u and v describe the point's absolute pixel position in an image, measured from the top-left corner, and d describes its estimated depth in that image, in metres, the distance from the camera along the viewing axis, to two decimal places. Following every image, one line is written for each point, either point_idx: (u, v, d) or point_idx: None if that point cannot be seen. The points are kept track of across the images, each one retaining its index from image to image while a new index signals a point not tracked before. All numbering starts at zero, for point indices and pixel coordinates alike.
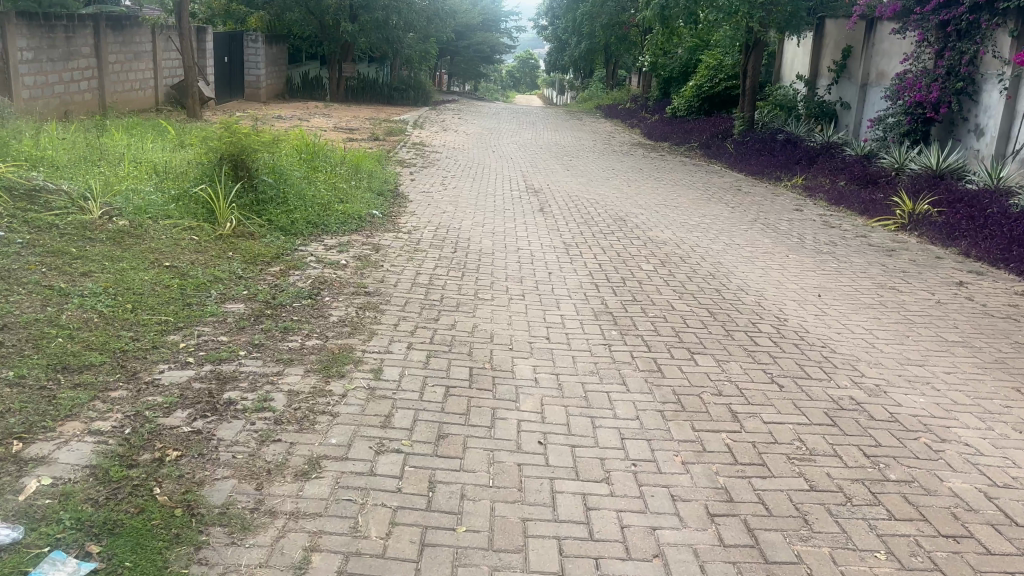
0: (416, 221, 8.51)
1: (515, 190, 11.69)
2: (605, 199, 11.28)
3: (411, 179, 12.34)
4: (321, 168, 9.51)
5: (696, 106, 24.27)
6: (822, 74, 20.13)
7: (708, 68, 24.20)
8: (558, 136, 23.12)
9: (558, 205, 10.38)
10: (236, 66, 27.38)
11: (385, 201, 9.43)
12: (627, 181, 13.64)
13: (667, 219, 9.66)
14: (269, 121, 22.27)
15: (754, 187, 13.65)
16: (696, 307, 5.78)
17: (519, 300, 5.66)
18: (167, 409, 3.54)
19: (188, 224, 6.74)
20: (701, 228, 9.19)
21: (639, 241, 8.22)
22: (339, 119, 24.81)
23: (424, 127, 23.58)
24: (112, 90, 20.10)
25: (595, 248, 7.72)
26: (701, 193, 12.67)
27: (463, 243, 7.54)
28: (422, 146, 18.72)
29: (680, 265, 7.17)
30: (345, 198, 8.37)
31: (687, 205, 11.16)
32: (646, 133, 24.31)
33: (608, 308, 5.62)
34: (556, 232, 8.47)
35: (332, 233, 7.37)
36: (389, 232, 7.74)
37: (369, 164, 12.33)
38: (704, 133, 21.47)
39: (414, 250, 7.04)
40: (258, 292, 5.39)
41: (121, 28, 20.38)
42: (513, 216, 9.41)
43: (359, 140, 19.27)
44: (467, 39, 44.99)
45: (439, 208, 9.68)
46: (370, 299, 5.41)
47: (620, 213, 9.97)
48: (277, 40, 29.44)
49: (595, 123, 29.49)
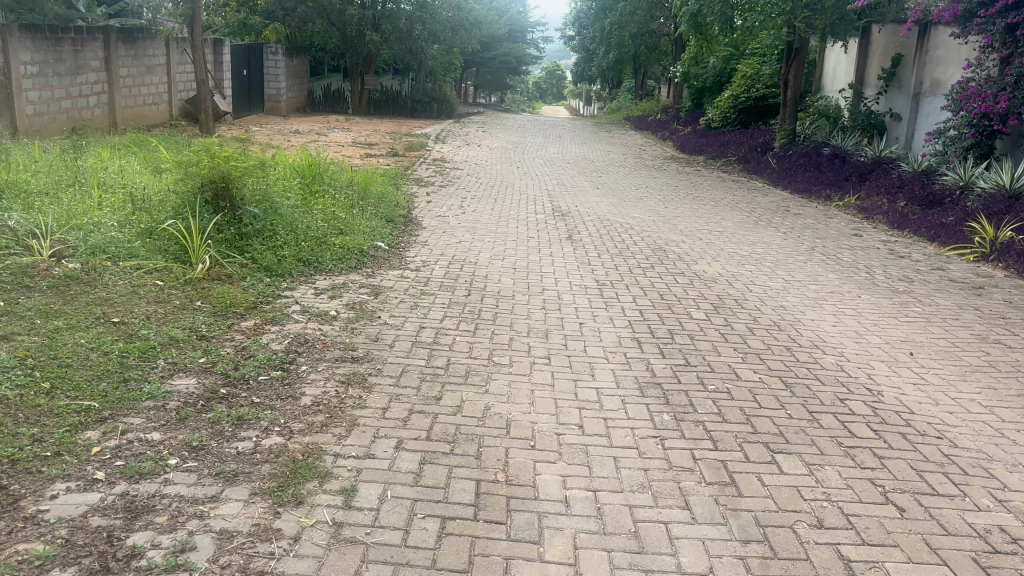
0: (427, 255, 7.48)
1: (540, 214, 10.61)
2: (640, 223, 10.16)
3: (427, 202, 11.31)
4: (323, 193, 8.49)
5: (732, 117, 23.06)
6: (869, 82, 18.85)
7: (744, 77, 23.00)
8: (586, 150, 22.03)
9: (589, 232, 9.27)
10: (256, 80, 26.71)
11: (394, 230, 8.39)
12: (662, 201, 12.51)
13: (713, 249, 8.51)
14: (286, 137, 21.45)
15: (804, 207, 12.46)
16: (765, 374, 4.64)
17: (544, 368, 4.55)
18: (39, 568, 2.48)
19: (154, 265, 5.72)
20: (753, 260, 8.03)
21: (683, 278, 7.07)
22: (359, 133, 23.93)
23: (446, 142, 22.61)
24: (124, 105, 19.35)
25: (633, 289, 6.59)
26: (747, 215, 11.48)
27: (480, 284, 6.46)
28: (443, 162, 17.72)
29: (736, 312, 6.01)
30: (346, 228, 7.33)
31: (733, 230, 10.00)
32: (679, 147, 23.14)
33: (655, 378, 4.49)
34: (587, 267, 7.37)
35: (327, 273, 6.34)
36: (394, 270, 6.69)
37: (382, 184, 11.30)
38: (742, 146, 20.28)
39: (421, 294, 5.97)
40: (219, 360, 4.33)
41: (133, 41, 19.66)
42: (539, 245, 8.33)
43: (377, 156, 18.31)
44: (493, 51, 44.06)
45: (455, 236, 8.64)
46: (357, 369, 4.32)
47: (659, 241, 8.86)
48: (297, 52, 28.71)
49: (625, 135, 28.36)
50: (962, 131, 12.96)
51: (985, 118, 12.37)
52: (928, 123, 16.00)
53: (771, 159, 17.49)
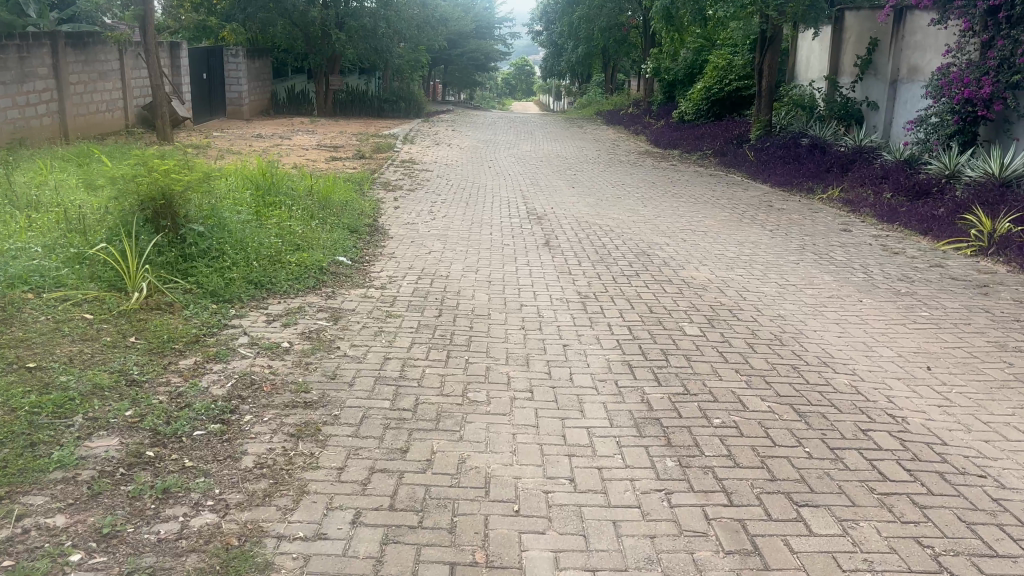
0: (393, 269, 6.90)
1: (514, 217, 10.06)
2: (619, 225, 9.65)
3: (395, 208, 10.72)
4: (279, 206, 7.89)
5: (705, 109, 22.66)
6: (844, 70, 18.49)
7: (716, 68, 22.62)
8: (559, 147, 21.51)
9: (566, 237, 8.75)
10: (216, 83, 25.91)
11: (357, 242, 7.81)
12: (639, 200, 12.03)
13: (698, 251, 8.01)
14: (248, 142, 20.73)
15: (787, 202, 12.03)
16: (773, 401, 4.13)
17: (525, 404, 4.00)
18: None
19: (83, 295, 5.10)
20: (742, 263, 7.55)
21: (670, 287, 6.55)
22: (325, 136, 23.24)
23: (415, 142, 21.99)
24: (76, 114, 18.52)
25: (617, 301, 6.06)
26: (729, 212, 11.02)
27: (451, 302, 5.90)
28: (411, 164, 17.13)
29: (731, 325, 5.50)
30: (303, 243, 6.74)
31: (717, 230, 9.53)
32: (652, 141, 22.71)
33: (651, 411, 3.95)
34: (567, 277, 6.83)
35: (281, 296, 5.75)
36: (357, 289, 6.10)
37: (346, 191, 10.70)
38: (717, 139, 19.88)
39: (386, 317, 5.41)
40: (149, 412, 3.72)
41: (84, 46, 18.83)
42: (514, 253, 7.78)
43: (342, 160, 17.67)
44: (460, 47, 43.41)
45: (424, 247, 8.07)
46: (311, 416, 3.74)
47: (642, 244, 8.35)
48: (258, 54, 27.91)
49: (598, 130, 27.89)
50: (944, 118, 12.59)
51: (968, 103, 11.99)
52: (907, 110, 15.65)
53: (747, 152, 17.08)
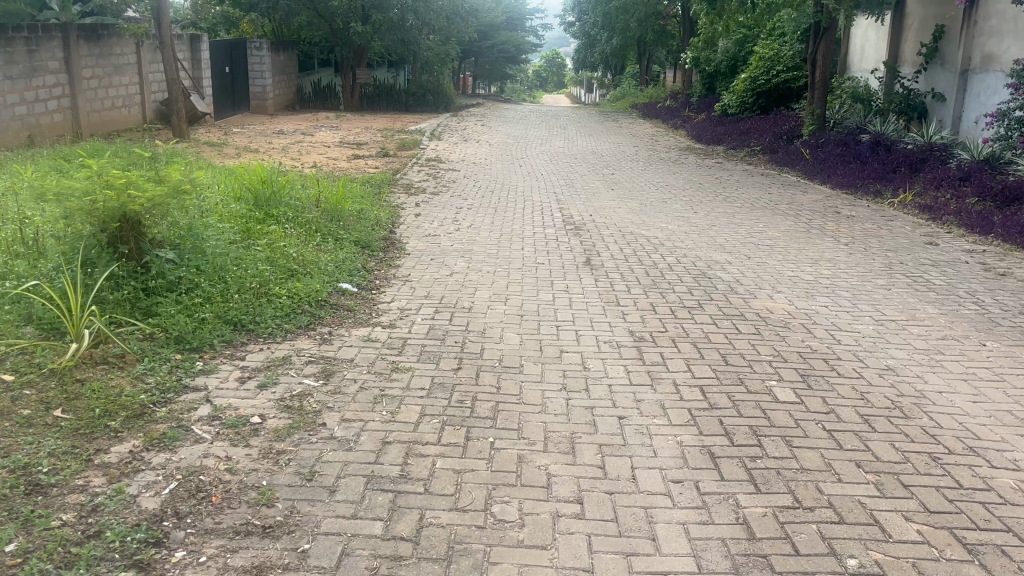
0: (408, 298, 5.79)
1: (549, 228, 8.90)
2: (668, 236, 8.47)
3: (416, 216, 9.59)
4: (277, 222, 6.81)
5: (751, 101, 21.27)
6: (906, 59, 17.03)
7: (762, 58, 21.20)
8: (594, 143, 20.29)
9: (609, 252, 7.58)
10: (239, 76, 25.03)
11: (365, 262, 6.71)
12: (688, 204, 10.79)
13: (767, 273, 6.80)
14: (268, 139, 19.79)
15: (854, 207, 10.72)
16: (925, 523, 2.93)
17: (573, 526, 2.86)
18: None
19: (8, 347, 4.03)
20: (823, 290, 6.33)
21: (742, 325, 5.33)
22: (349, 132, 22.27)
23: (442, 138, 20.92)
24: (90, 110, 17.63)
25: (680, 345, 4.89)
26: (791, 219, 9.74)
27: (475, 347, 4.78)
28: (436, 163, 16.04)
29: (834, 384, 4.29)
30: (299, 267, 5.64)
31: (782, 242, 8.28)
32: (694, 136, 21.34)
33: (755, 544, 2.78)
34: (613, 309, 5.66)
35: (267, 342, 4.67)
36: (360, 330, 4.99)
37: (360, 199, 9.59)
38: (765, 134, 18.49)
39: (392, 372, 4.29)
40: (40, 546, 2.59)
41: (98, 39, 17.94)
42: (551, 276, 6.62)
43: (364, 159, 16.64)
44: (491, 39, 42.22)
45: (445, 267, 6.94)
46: (269, 556, 2.63)
47: (699, 264, 7.14)
48: (284, 47, 26.97)
49: (634, 124, 26.55)
50: None
51: None
52: (981, 103, 14.22)
53: (802, 150, 15.69)
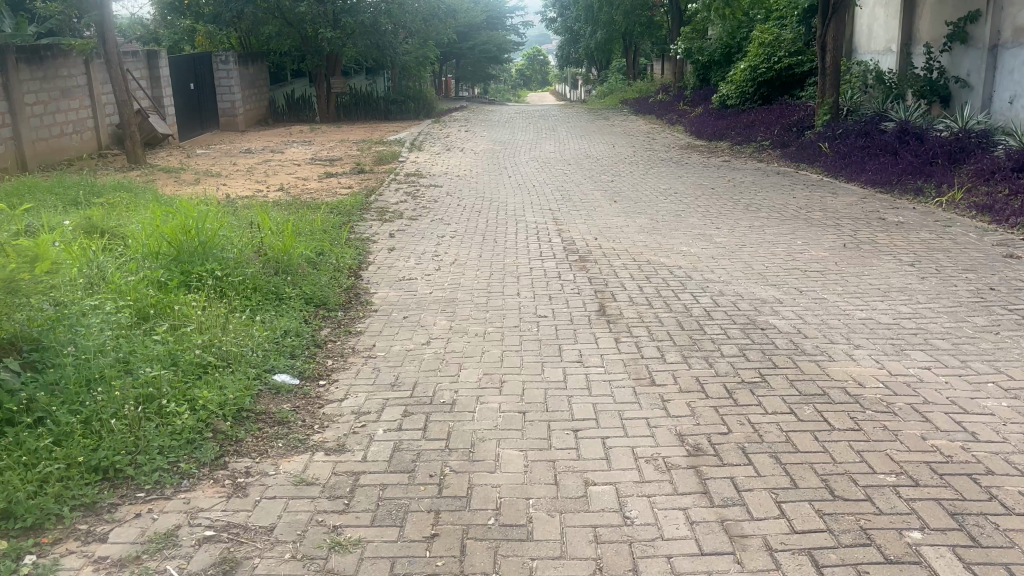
0: (369, 390, 4.29)
1: (547, 259, 7.42)
2: (693, 265, 6.97)
3: (388, 253, 8.08)
4: (196, 290, 5.28)
5: (751, 91, 19.85)
6: (923, 37, 15.60)
7: (760, 45, 19.73)
8: (588, 145, 18.83)
9: (626, 294, 6.09)
10: (206, 93, 23.49)
11: (315, 331, 5.23)
12: (704, 217, 9.31)
13: (835, 319, 5.32)
14: (234, 160, 18.29)
15: (897, 210, 9.25)
16: None
17: None
18: None
19: None
20: (915, 342, 4.84)
21: (829, 414, 3.83)
22: (323, 146, 20.80)
23: (423, 148, 19.44)
24: (37, 139, 16.02)
25: (755, 461, 3.38)
26: (831, 231, 8.26)
27: (458, 482, 3.27)
28: (415, 179, 14.55)
29: (1009, 534, 2.81)
30: (214, 363, 4.13)
31: (833, 265, 6.81)
32: (693, 132, 19.84)
33: None
34: (645, 390, 4.17)
35: (151, 498, 3.15)
36: (295, 459, 3.50)
37: (319, 236, 8.06)
38: (772, 127, 17.01)
39: (330, 558, 2.77)
40: None
41: (41, 60, 16.27)
42: (556, 336, 5.13)
43: (338, 179, 15.14)
44: (471, 40, 40.75)
45: (422, 328, 5.45)
46: None
47: (743, 307, 5.65)
48: (252, 59, 25.44)
49: (626, 121, 25.07)
50: None
51: None
52: (1014, 82, 12.83)
53: (818, 143, 14.22)
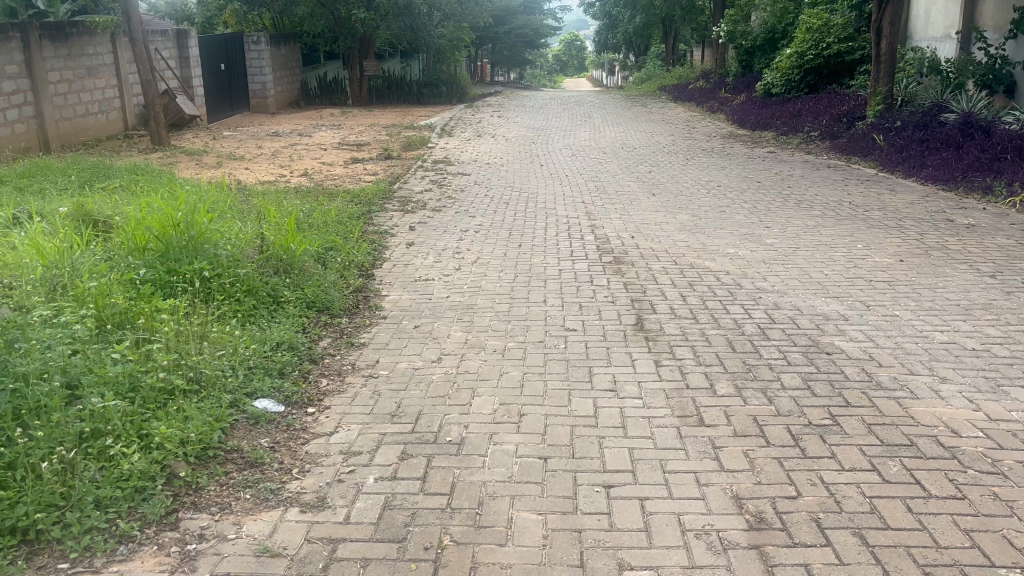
0: (364, 423, 3.65)
1: (579, 259, 6.75)
2: (741, 271, 6.23)
3: (405, 248, 7.45)
4: (178, 296, 4.66)
5: (797, 79, 18.86)
6: (987, 23, 14.53)
7: (809, 30, 18.66)
8: (625, 132, 18.01)
9: (666, 305, 5.37)
10: (236, 74, 23.01)
11: (313, 343, 4.64)
12: (752, 214, 8.55)
13: (912, 343, 4.56)
14: (259, 142, 17.78)
15: (966, 211, 8.40)
16: None
17: None
18: None
19: None
20: (1013, 376, 4.08)
21: (922, 473, 3.11)
22: (351, 130, 20.23)
23: (454, 134, 18.77)
24: (60, 118, 15.52)
25: (834, 542, 2.69)
26: (895, 233, 7.45)
27: (459, 559, 2.63)
28: (442, 166, 13.89)
29: None
30: (182, 387, 3.51)
31: (901, 275, 6.03)
32: (736, 120, 18.91)
33: None
34: (693, 433, 3.48)
35: (77, 572, 2.54)
36: (262, 517, 2.87)
37: (329, 229, 7.45)
38: (820, 116, 16.05)
39: None
40: None
41: (66, 37, 15.76)
42: (586, 357, 4.45)
43: (364, 165, 14.52)
44: (507, 24, 39.91)
45: (434, 340, 4.81)
46: None
47: (803, 326, 4.91)
48: (284, 40, 24.91)
49: (665, 108, 24.18)
50: None
51: None
52: None
53: (872, 133, 13.28)
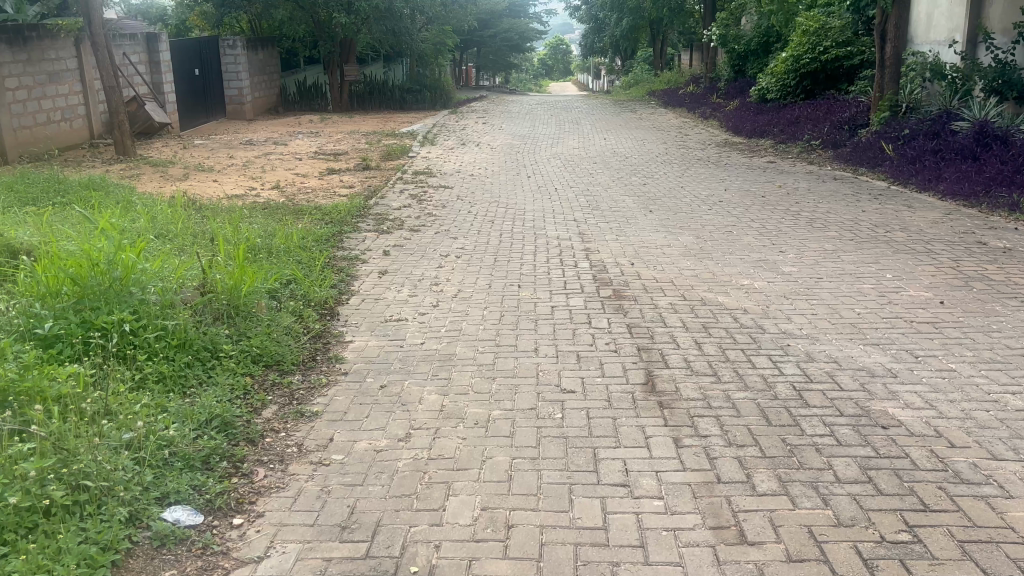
0: (305, 542, 2.81)
1: (572, 293, 5.95)
2: (761, 309, 5.42)
3: (376, 278, 6.62)
4: (84, 363, 3.79)
5: (793, 85, 18.17)
6: (995, 26, 13.83)
7: (805, 33, 17.94)
8: (616, 141, 17.25)
9: (680, 356, 4.56)
10: (211, 79, 22.04)
11: (251, 417, 3.82)
12: (761, 235, 7.78)
13: (983, 411, 3.76)
14: (231, 152, 16.89)
15: (996, 232, 7.64)
16: None
17: None
18: None
19: None
20: None
21: None
22: (329, 138, 19.35)
23: (437, 142, 17.94)
24: (17, 127, 14.49)
25: None
26: (924, 259, 6.68)
27: None
28: (423, 178, 13.05)
29: None
30: (61, 505, 2.67)
31: (945, 314, 5.24)
32: (730, 127, 18.17)
33: None
34: (733, 558, 2.69)
35: None
36: None
37: (289, 258, 6.60)
38: (820, 124, 15.32)
39: None
40: None
41: (25, 41, 14.75)
42: (588, 431, 3.64)
43: (341, 177, 13.65)
44: (493, 27, 39.11)
45: (404, 406, 3.99)
46: None
47: (846, 385, 4.12)
48: (261, 44, 23.96)
49: (656, 114, 23.42)
50: None
51: None
52: None
53: (879, 142, 12.53)
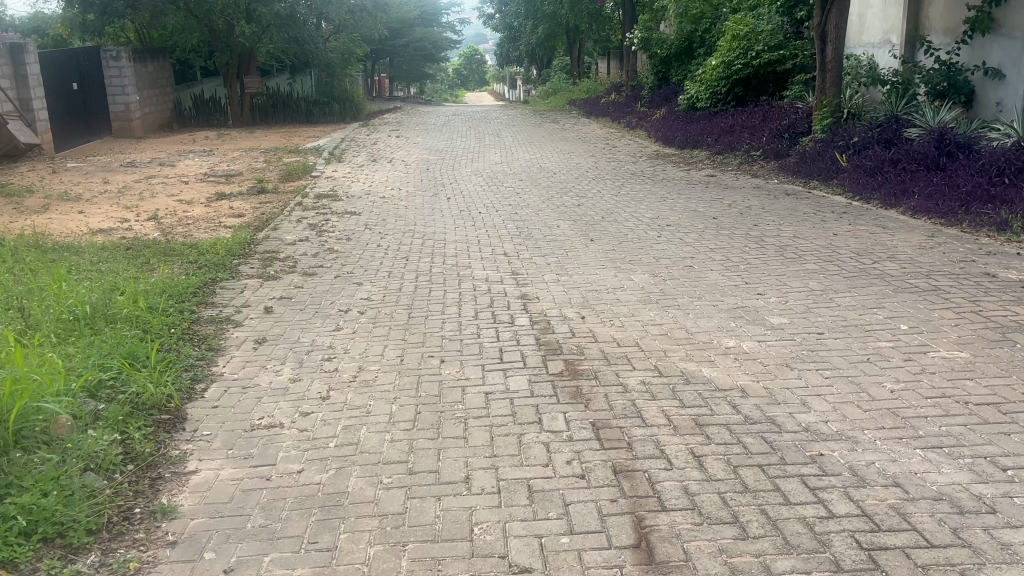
0: None
1: (509, 369, 4.48)
2: (764, 389, 4.05)
3: (249, 351, 5.00)
4: None
5: (724, 91, 17.15)
6: (936, 26, 13.01)
7: (734, 37, 16.95)
8: (541, 154, 15.93)
9: (680, 484, 3.13)
10: (92, 94, 19.73)
11: None
12: (729, 271, 6.50)
13: None
14: (107, 176, 14.79)
15: (996, 258, 6.56)
16: None
17: None
18: None
19: None
20: None
21: None
22: (225, 157, 17.43)
23: (345, 158, 16.25)
24: None
25: None
26: (935, 299, 5.46)
27: None
28: (326, 202, 11.39)
29: None
30: None
31: (1002, 388, 3.96)
32: (660, 138, 17.09)
33: None
34: None
35: None
36: None
37: (127, 330, 4.91)
38: (759, 132, 14.29)
39: None
40: None
41: None
42: None
43: (232, 203, 11.85)
44: (405, 37, 37.60)
45: None
46: None
47: (937, 534, 2.76)
48: (150, 56, 21.72)
49: (579, 125, 22.20)
50: None
51: None
52: None
53: (829, 150, 11.49)
